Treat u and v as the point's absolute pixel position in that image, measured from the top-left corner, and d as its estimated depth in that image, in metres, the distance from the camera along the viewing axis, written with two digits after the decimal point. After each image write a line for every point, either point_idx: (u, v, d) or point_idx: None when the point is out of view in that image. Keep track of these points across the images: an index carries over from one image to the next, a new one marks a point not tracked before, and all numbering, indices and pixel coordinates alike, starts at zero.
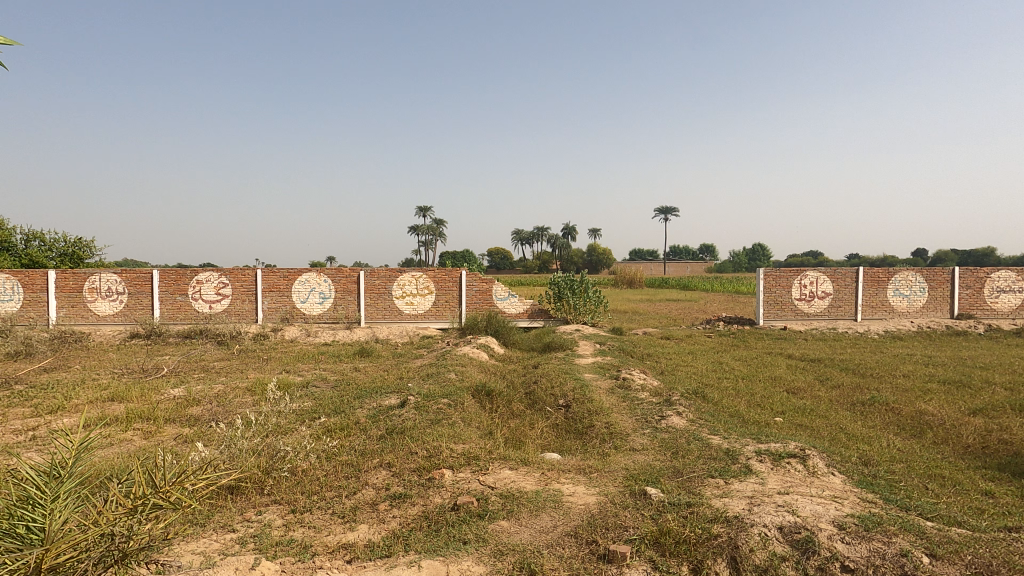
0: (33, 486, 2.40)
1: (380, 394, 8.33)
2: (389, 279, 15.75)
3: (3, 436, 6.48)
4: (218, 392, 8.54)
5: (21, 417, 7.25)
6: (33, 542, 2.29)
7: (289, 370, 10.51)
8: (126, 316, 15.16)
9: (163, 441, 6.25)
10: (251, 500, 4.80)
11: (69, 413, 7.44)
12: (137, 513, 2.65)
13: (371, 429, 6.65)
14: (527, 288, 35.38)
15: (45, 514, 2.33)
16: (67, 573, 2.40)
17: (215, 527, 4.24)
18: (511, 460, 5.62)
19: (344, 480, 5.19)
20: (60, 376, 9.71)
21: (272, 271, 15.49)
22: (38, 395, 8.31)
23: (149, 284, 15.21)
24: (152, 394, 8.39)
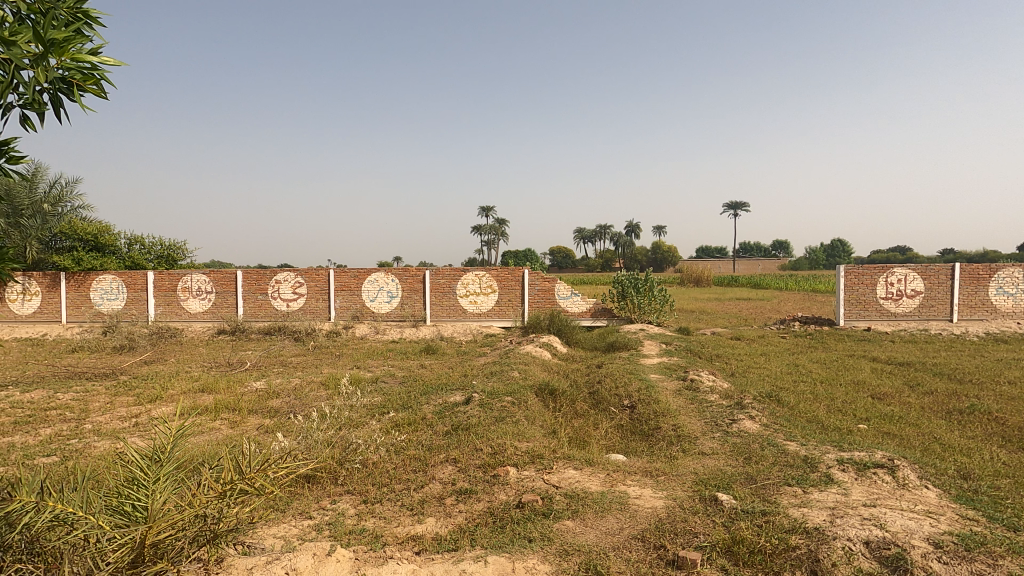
0: (138, 468, 2.66)
1: (446, 391, 8.54)
2: (453, 279, 16.11)
3: (110, 422, 7.16)
4: (296, 386, 9.05)
5: (126, 405, 7.98)
6: (137, 519, 2.56)
7: (359, 366, 10.96)
8: (214, 313, 16.37)
9: (248, 431, 6.70)
10: (326, 489, 5.05)
11: (167, 403, 8.14)
12: (225, 498, 2.87)
13: (438, 424, 6.83)
14: (589, 287, 34.63)
15: (148, 494, 2.56)
16: (167, 549, 2.67)
17: (294, 514, 4.49)
18: (575, 460, 5.59)
19: (412, 474, 5.36)
20: (157, 368, 10.63)
21: (344, 272, 16.18)
22: (139, 385, 9.13)
23: (234, 284, 16.33)
24: (236, 386, 9.01)
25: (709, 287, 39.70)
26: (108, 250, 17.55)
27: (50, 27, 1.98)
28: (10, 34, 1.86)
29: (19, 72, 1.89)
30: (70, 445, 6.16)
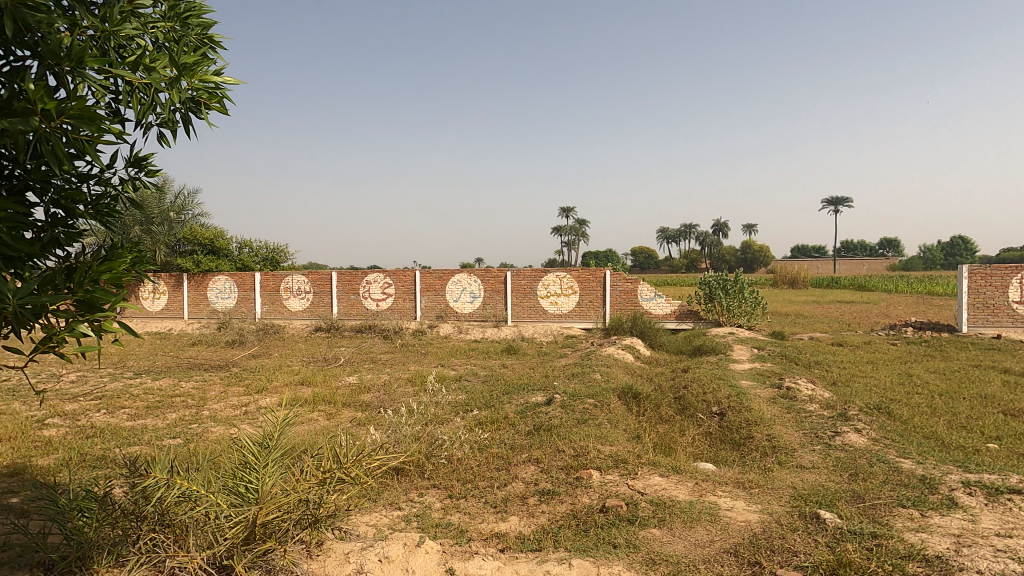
0: (251, 454, 3.16)
1: (528, 391, 8.58)
2: (534, 280, 16.18)
3: (224, 410, 7.86)
4: (385, 381, 9.48)
5: (237, 395, 8.74)
6: (250, 500, 3.02)
7: (443, 365, 11.28)
8: (312, 312, 17.53)
9: (342, 423, 7.10)
10: (413, 482, 5.25)
11: (272, 393, 8.82)
12: (324, 484, 3.18)
13: (520, 424, 6.87)
14: (673, 289, 33.54)
15: (257, 478, 3.05)
16: (276, 528, 3.06)
17: (385, 504, 4.71)
18: (661, 467, 5.42)
19: (496, 472, 5.43)
20: (263, 362, 11.55)
21: (430, 273, 16.75)
22: (248, 377, 9.96)
23: (329, 284, 17.40)
24: (331, 380, 9.59)
25: (806, 288, 37.10)
26: (222, 253, 19.36)
27: (184, 54, 2.18)
28: (152, 63, 2.07)
29: (158, 94, 2.09)
30: (191, 429, 6.84)
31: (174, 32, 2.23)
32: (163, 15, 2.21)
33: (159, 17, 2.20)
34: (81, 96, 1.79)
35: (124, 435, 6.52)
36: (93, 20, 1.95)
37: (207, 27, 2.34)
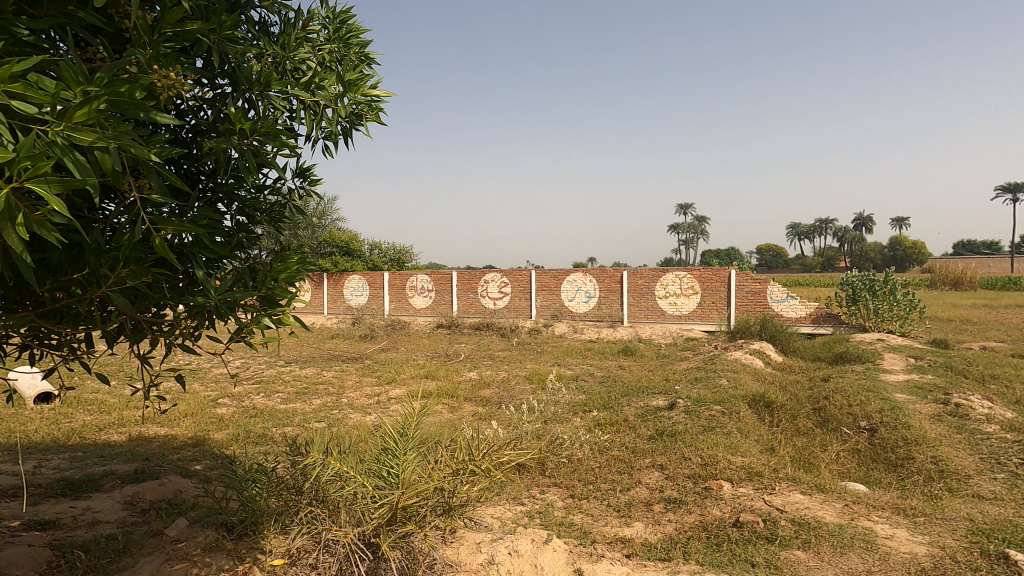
0: (392, 441, 3.42)
1: (647, 394, 8.33)
2: (652, 279, 15.67)
3: (360, 399, 8.56)
4: (503, 378, 9.72)
5: (371, 385, 9.47)
6: (392, 483, 3.29)
7: (560, 364, 11.32)
8: (434, 309, 18.51)
9: (465, 416, 7.39)
10: (534, 479, 5.32)
11: (401, 385, 9.43)
12: (458, 475, 3.41)
13: (641, 427, 6.69)
14: (806, 290, 30.74)
15: (398, 465, 3.31)
16: (414, 512, 3.26)
17: (508, 498, 4.82)
18: (802, 483, 4.97)
19: (618, 475, 5.33)
20: (392, 355, 12.39)
21: (545, 272, 16.90)
22: (380, 369, 10.74)
23: (450, 283, 18.26)
24: (454, 375, 10.03)
25: (975, 290, 32.07)
26: (356, 254, 21.11)
27: (346, 71, 2.36)
28: (322, 81, 2.27)
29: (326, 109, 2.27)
30: (333, 415, 7.53)
31: (337, 52, 2.42)
32: (328, 37, 2.41)
33: (325, 39, 2.41)
34: (269, 115, 2.00)
35: (279, 417, 7.34)
36: (274, 47, 2.17)
37: (364, 45, 2.51)
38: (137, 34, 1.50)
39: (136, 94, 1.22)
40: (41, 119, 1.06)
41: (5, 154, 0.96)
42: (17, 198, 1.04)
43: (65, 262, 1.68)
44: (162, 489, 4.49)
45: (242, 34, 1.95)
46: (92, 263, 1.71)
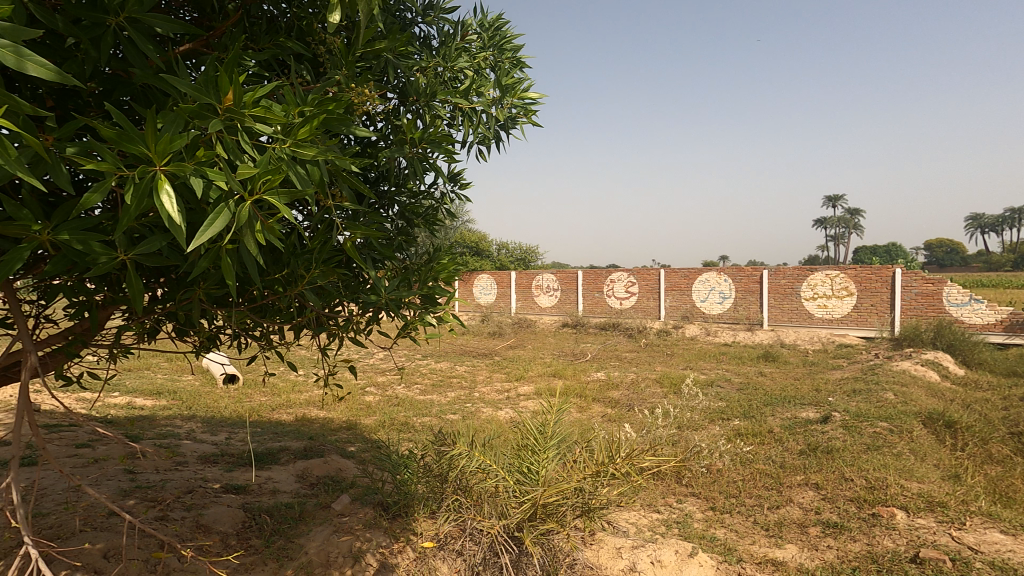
0: (532, 437, 3.42)
1: (795, 405, 7.60)
2: (797, 279, 14.30)
3: (491, 394, 8.85)
4: (632, 380, 9.48)
5: (501, 381, 9.75)
6: (532, 480, 3.35)
7: (692, 367, 10.77)
8: (559, 309, 18.66)
9: (594, 417, 7.32)
10: (670, 487, 5.10)
11: (529, 382, 9.59)
12: (599, 477, 3.31)
13: (789, 441, 6.11)
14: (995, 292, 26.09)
15: (538, 464, 3.36)
16: (554, 512, 3.31)
17: (643, 504, 4.67)
18: (1001, 521, 4.19)
19: (765, 491, 4.91)
20: (520, 353, 12.66)
21: (675, 271, 16.19)
22: (509, 366, 11.03)
23: (575, 283, 18.30)
24: (581, 374, 9.98)
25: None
26: (485, 254, 21.95)
27: (503, 77, 2.42)
28: (480, 87, 2.34)
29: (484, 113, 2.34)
30: (467, 408, 7.87)
31: (492, 59, 2.50)
32: (482, 45, 2.49)
33: (481, 48, 2.48)
34: (436, 123, 2.10)
35: (419, 407, 7.85)
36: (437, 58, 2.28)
37: (516, 50, 2.57)
38: (338, 61, 1.67)
39: (340, 111, 1.34)
40: (274, 136, 1.21)
41: (252, 169, 1.11)
42: (255, 207, 1.20)
43: (270, 262, 1.90)
44: (326, 466, 5.00)
45: (414, 48, 2.07)
46: (290, 264, 1.91)
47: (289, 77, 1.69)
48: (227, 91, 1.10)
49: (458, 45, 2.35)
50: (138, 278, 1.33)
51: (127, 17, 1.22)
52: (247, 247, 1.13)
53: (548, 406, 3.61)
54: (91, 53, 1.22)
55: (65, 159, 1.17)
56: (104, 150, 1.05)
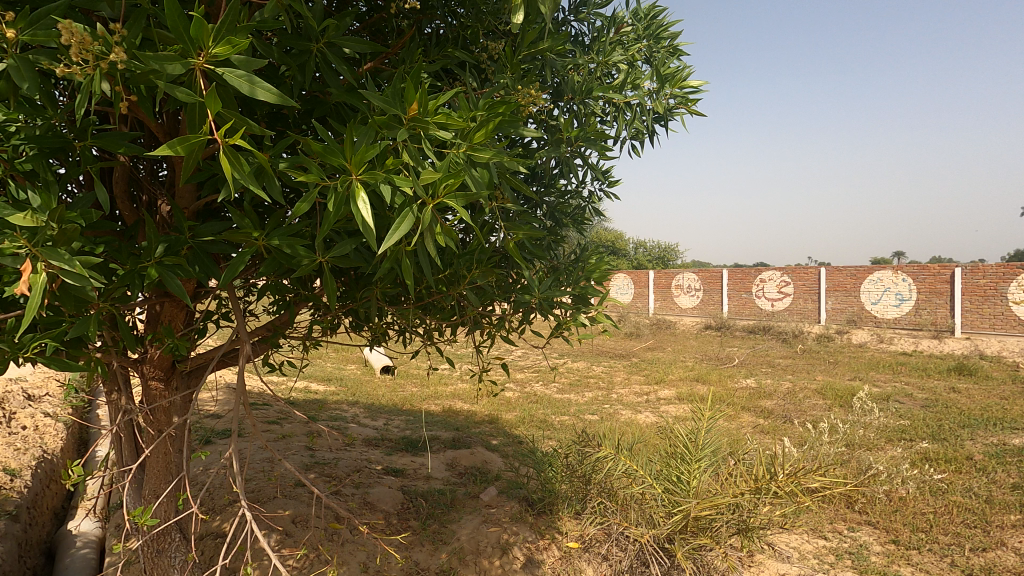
0: (683, 446, 3.26)
1: (1004, 429, 6.32)
2: (1003, 278, 11.93)
3: (630, 396, 8.62)
4: (788, 389, 8.61)
5: (639, 384, 9.46)
6: (682, 489, 3.18)
7: (861, 378, 9.49)
8: (701, 309, 17.68)
9: (744, 427, 6.77)
10: (840, 511, 4.52)
11: (670, 386, 9.17)
12: (759, 494, 2.97)
13: (998, 472, 5.09)
14: None
15: (688, 474, 3.18)
16: (706, 526, 3.09)
17: (807, 528, 4.19)
18: None
19: (966, 529, 4.13)
20: (660, 355, 12.19)
21: (839, 270, 14.44)
22: (648, 368, 10.67)
23: (720, 283, 17.21)
24: (728, 381, 9.30)
25: None
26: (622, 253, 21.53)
27: (660, 66, 2.31)
28: (637, 79, 2.25)
29: (640, 105, 2.25)
30: (606, 409, 7.76)
31: (647, 50, 2.39)
32: (637, 34, 2.39)
33: (635, 39, 2.39)
34: (592, 120, 2.05)
35: (557, 405, 7.90)
36: (591, 53, 2.22)
37: (673, 38, 2.43)
38: (502, 67, 1.71)
39: (509, 110, 1.36)
40: (451, 141, 1.26)
41: (433, 174, 1.17)
42: (434, 211, 1.25)
43: (435, 263, 2.00)
44: (472, 457, 5.22)
45: (570, 46, 2.05)
46: (453, 266, 2.00)
47: (456, 85, 1.76)
48: (413, 101, 1.17)
49: (613, 38, 2.29)
50: (332, 278, 1.47)
51: (326, 42, 1.35)
52: (428, 248, 1.18)
53: (698, 411, 3.41)
54: (297, 76, 1.37)
55: (280, 174, 1.32)
56: (311, 163, 1.16)
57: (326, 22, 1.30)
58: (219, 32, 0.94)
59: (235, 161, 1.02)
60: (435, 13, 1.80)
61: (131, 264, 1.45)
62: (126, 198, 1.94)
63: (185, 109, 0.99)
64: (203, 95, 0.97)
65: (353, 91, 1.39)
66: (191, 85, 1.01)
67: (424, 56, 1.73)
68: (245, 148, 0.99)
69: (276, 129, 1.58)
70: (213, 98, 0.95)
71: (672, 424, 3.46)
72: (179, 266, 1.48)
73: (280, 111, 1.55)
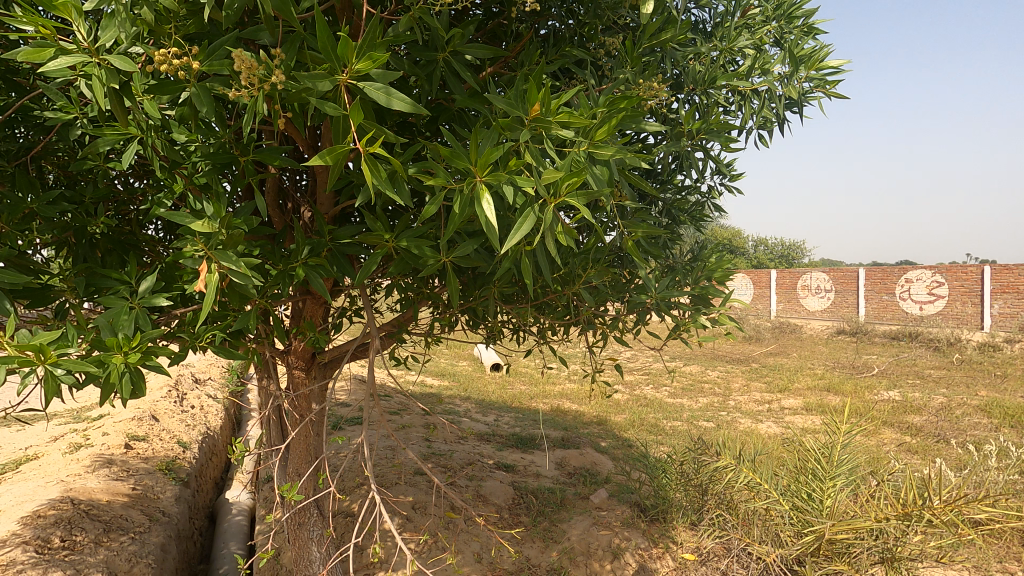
0: (816, 459, 2.97)
1: None
2: None
3: (749, 404, 8.06)
4: (942, 404, 7.52)
5: (760, 391, 8.81)
6: (814, 506, 2.91)
7: None
8: (833, 313, 16.11)
9: (886, 445, 6.03)
10: (1014, 550, 3.86)
11: (795, 395, 8.44)
12: (909, 520, 2.60)
13: None
14: None
15: (822, 490, 2.88)
16: (843, 551, 2.78)
17: (969, 566, 3.63)
18: None
19: None
20: (783, 361, 11.27)
21: (1009, 268, 12.40)
22: (770, 374, 9.91)
23: (856, 283, 15.54)
24: (866, 392, 8.35)
25: None
26: None
27: (793, 48, 2.13)
28: (765, 64, 2.09)
29: (770, 92, 2.08)
30: (722, 417, 7.31)
31: (777, 32, 2.22)
32: (766, 16, 2.23)
33: (764, 20, 2.23)
34: (716, 111, 1.93)
35: (669, 410, 7.60)
36: (715, 41, 2.10)
37: (807, 16, 2.24)
38: (622, 63, 1.68)
39: (630, 105, 1.33)
40: (571, 139, 1.26)
41: (555, 173, 1.17)
42: (555, 211, 1.26)
43: (550, 262, 2.01)
44: (582, 458, 5.18)
45: (691, 35, 1.97)
46: (569, 265, 2.01)
47: (572, 83, 1.76)
48: (536, 101, 1.18)
49: (737, 23, 2.16)
50: (454, 276, 1.53)
51: (452, 50, 1.42)
52: (549, 247, 1.18)
53: (832, 423, 3.09)
54: (425, 85, 1.45)
55: (410, 179, 1.40)
56: (439, 167, 1.22)
57: (452, 31, 1.35)
58: (361, 49, 1.02)
59: (374, 167, 1.09)
60: (552, 13, 1.81)
61: (281, 264, 1.61)
62: (276, 205, 2.17)
63: (332, 122, 1.08)
64: (348, 108, 1.06)
65: (476, 96, 1.44)
66: (337, 100, 1.10)
67: (541, 57, 1.74)
68: (382, 155, 1.06)
69: (404, 137, 1.68)
70: (356, 111, 1.03)
71: (801, 436, 3.17)
72: (321, 266, 1.62)
73: (408, 119, 1.65)
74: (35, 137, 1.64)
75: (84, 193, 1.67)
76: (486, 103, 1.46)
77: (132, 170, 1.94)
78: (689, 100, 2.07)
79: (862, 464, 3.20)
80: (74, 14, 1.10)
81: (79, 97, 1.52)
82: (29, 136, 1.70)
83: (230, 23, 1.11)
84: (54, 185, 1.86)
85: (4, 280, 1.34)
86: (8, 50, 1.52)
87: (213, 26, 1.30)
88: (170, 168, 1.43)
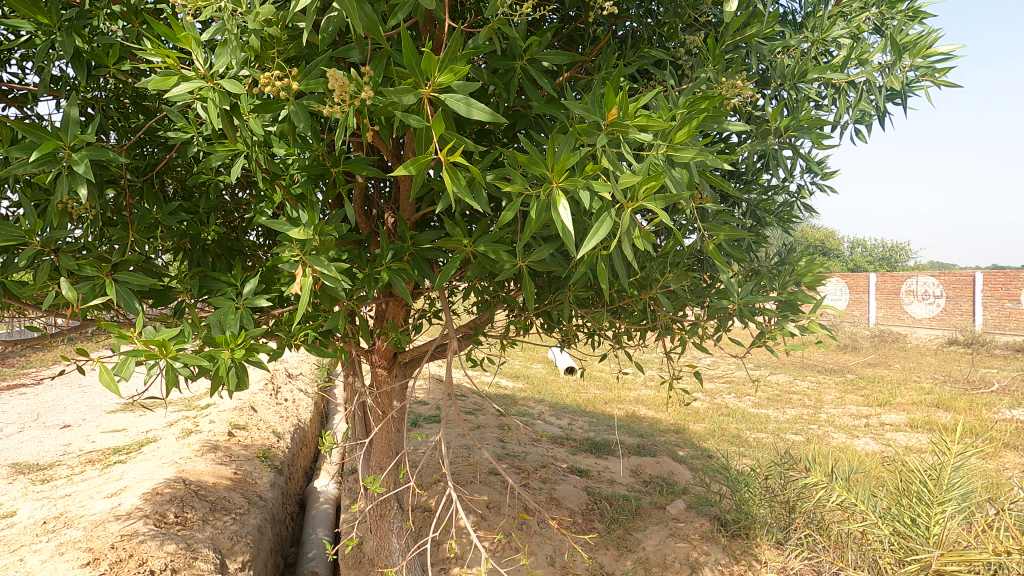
0: (921, 482, 2.70)
1: None
2: None
3: (843, 418, 7.50)
4: None
5: (856, 405, 8.16)
6: (919, 532, 2.65)
7: None
8: (943, 321, 14.68)
9: (1008, 470, 5.38)
10: None
11: (897, 410, 7.74)
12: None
13: None
14: None
15: (926, 515, 2.63)
16: None
17: None
18: None
19: None
20: (884, 372, 10.37)
21: None
22: (867, 387, 9.16)
23: (970, 288, 14.06)
24: (983, 409, 7.49)
25: None
26: None
27: (896, 35, 1.97)
28: (863, 54, 1.95)
29: (865, 85, 1.94)
30: (812, 431, 6.84)
31: (877, 19, 2.07)
32: (864, 3, 2.07)
33: (861, 7, 2.08)
34: (807, 107, 1.82)
35: (752, 420, 7.22)
36: (807, 33, 1.97)
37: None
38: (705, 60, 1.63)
39: (710, 106, 1.28)
40: (650, 142, 1.24)
41: (632, 177, 1.16)
42: (633, 216, 1.24)
43: (626, 267, 2.00)
44: (658, 466, 5.02)
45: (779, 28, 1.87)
46: (647, 268, 1.99)
47: (651, 83, 1.73)
48: (613, 105, 1.17)
49: (832, 12, 2.03)
50: (531, 280, 1.54)
51: (529, 59, 1.44)
52: (626, 251, 1.17)
53: (940, 443, 2.81)
54: (503, 94, 1.48)
55: (488, 185, 1.44)
56: (516, 173, 1.24)
57: (529, 40, 1.38)
58: (443, 63, 1.06)
59: (453, 174, 1.12)
60: (630, 15, 1.79)
61: (367, 268, 1.70)
62: (362, 212, 2.30)
63: (415, 132, 1.14)
64: (431, 119, 1.10)
65: (553, 102, 1.46)
66: (420, 112, 1.15)
67: (619, 60, 1.73)
68: (462, 163, 1.09)
69: (483, 144, 1.73)
70: (438, 122, 1.07)
71: (904, 455, 2.90)
72: (404, 269, 1.70)
73: (486, 127, 1.69)
74: (160, 155, 1.85)
75: (198, 203, 1.85)
76: (563, 109, 1.47)
77: (238, 182, 2.13)
78: (778, 98, 1.97)
79: (978, 492, 2.87)
80: (193, 44, 1.23)
81: (196, 117, 1.69)
82: (154, 153, 1.91)
83: (325, 44, 1.20)
84: (173, 197, 2.07)
85: (134, 281, 1.52)
86: (139, 78, 1.73)
87: (310, 49, 1.41)
88: (270, 180, 1.55)
